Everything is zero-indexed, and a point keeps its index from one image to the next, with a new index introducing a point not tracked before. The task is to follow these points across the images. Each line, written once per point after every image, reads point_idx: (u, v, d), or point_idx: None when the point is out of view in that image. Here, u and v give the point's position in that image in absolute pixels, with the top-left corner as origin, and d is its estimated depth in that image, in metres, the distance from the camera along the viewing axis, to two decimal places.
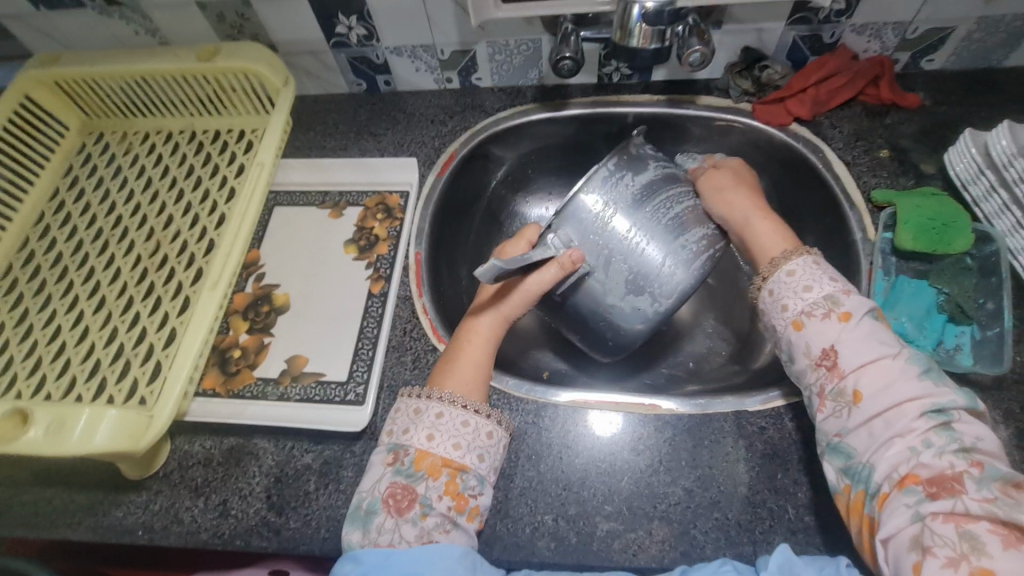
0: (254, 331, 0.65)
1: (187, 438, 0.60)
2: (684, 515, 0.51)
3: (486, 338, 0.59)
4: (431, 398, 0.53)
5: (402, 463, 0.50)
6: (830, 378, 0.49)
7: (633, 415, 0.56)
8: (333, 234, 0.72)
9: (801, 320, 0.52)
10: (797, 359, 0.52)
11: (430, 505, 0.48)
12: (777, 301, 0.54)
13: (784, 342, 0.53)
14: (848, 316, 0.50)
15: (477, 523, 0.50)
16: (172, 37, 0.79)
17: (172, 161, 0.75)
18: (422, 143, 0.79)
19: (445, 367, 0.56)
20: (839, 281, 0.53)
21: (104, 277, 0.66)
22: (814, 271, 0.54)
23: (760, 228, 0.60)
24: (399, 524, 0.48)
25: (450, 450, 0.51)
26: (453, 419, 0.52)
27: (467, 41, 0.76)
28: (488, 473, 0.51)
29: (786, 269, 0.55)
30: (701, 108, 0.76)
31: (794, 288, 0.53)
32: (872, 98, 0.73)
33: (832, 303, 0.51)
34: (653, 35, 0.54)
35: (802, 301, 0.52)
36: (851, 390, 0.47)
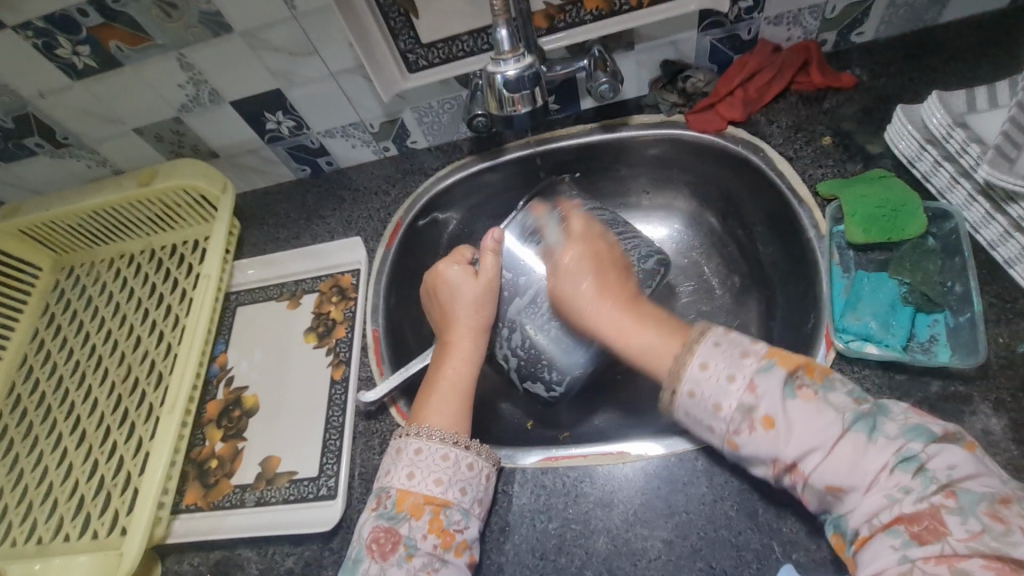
0: (228, 438, 0.66)
1: (175, 558, 0.61)
2: (666, 570, 0.49)
3: (462, 368, 0.60)
4: (410, 434, 0.54)
5: (384, 506, 0.51)
6: (797, 481, 0.44)
7: (602, 468, 0.54)
8: (293, 325, 0.74)
9: (732, 442, 0.46)
10: (756, 470, 0.47)
11: (415, 545, 0.49)
12: (698, 421, 0.48)
13: (737, 461, 0.47)
14: (773, 423, 0.44)
15: (467, 557, 0.50)
16: (121, 163, 0.83)
17: (135, 282, 0.78)
18: (369, 217, 0.80)
19: (422, 404, 0.57)
20: (740, 377, 0.46)
21: (82, 409, 0.68)
22: (710, 373, 0.47)
23: (637, 331, 0.54)
24: (384, 568, 0.48)
25: (431, 487, 0.51)
26: (432, 453, 0.53)
27: (391, 112, 0.77)
28: (471, 505, 0.52)
29: (697, 362, 0.48)
30: (635, 128, 0.75)
31: (705, 406, 0.47)
32: (805, 85, 0.70)
33: (749, 412, 0.45)
34: (521, 97, 0.55)
35: (721, 422, 0.46)
36: (822, 485, 0.43)
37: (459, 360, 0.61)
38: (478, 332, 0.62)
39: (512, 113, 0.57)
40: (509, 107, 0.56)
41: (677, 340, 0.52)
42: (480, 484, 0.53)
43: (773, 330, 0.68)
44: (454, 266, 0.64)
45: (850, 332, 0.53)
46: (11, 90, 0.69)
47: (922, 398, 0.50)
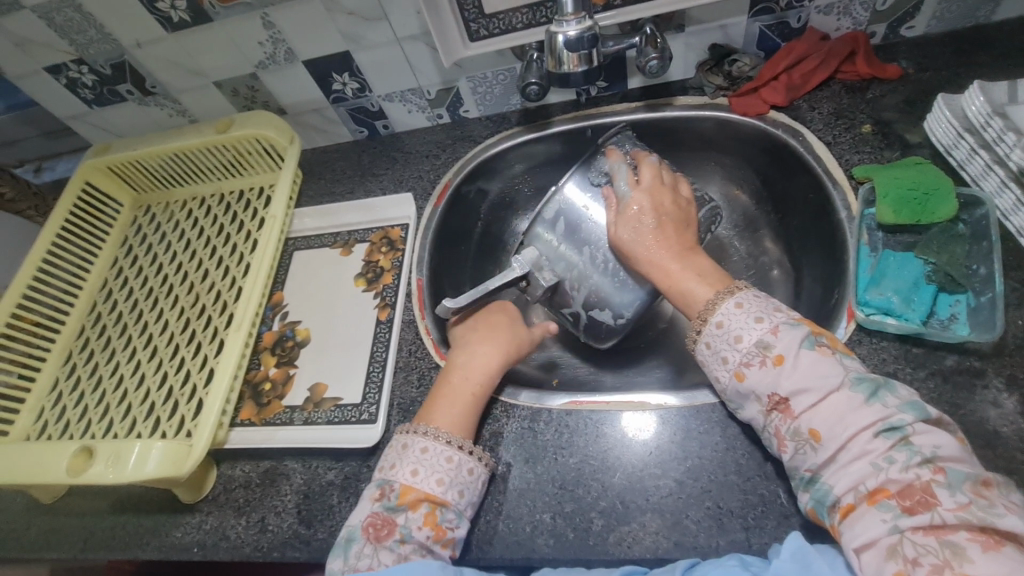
0: (281, 365, 0.73)
1: (230, 464, 0.68)
2: (676, 506, 0.53)
3: (473, 384, 0.60)
4: (418, 432, 0.56)
5: (387, 496, 0.53)
6: (783, 420, 0.48)
7: (623, 413, 0.59)
8: (344, 270, 0.80)
9: (741, 371, 0.50)
10: (748, 406, 0.51)
11: (409, 533, 0.51)
12: (715, 355, 0.53)
13: (735, 394, 0.51)
14: (782, 361, 0.48)
15: (450, 554, 0.53)
16: (199, 114, 0.90)
17: (205, 222, 0.85)
18: (419, 178, 0.86)
19: (434, 400, 0.60)
20: (767, 320, 0.51)
21: (155, 328, 0.76)
22: (742, 312, 0.52)
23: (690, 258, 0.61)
24: (377, 550, 0.50)
25: (433, 486, 0.53)
26: (437, 454, 0.55)
27: (448, 80, 0.82)
28: (465, 508, 0.54)
29: (715, 321, 0.53)
30: (678, 109, 0.78)
31: (726, 337, 0.52)
32: (851, 74, 0.72)
33: (765, 349, 0.50)
34: (580, 57, 0.59)
35: (736, 353, 0.51)
36: (806, 430, 0.46)
37: (477, 369, 0.61)
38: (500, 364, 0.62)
39: (569, 73, 0.61)
40: (567, 66, 0.60)
41: (715, 288, 0.57)
42: (476, 491, 0.55)
43: (798, 308, 0.71)
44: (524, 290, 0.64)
45: (873, 304, 0.56)
46: (113, 39, 0.77)
47: (937, 370, 0.53)
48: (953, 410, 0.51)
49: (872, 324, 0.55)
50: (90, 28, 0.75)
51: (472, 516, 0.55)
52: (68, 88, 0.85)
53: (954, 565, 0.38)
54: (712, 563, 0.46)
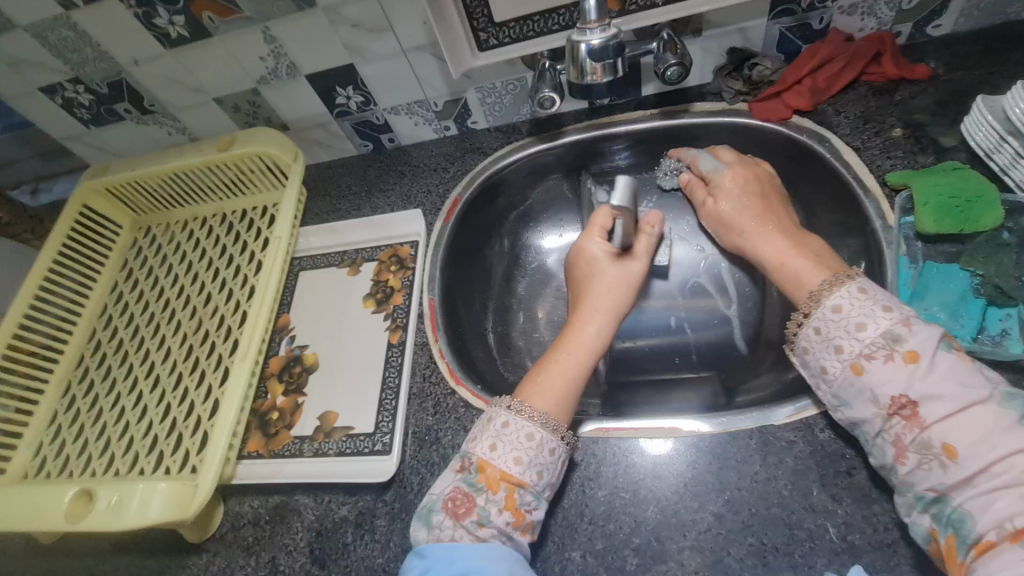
0: (289, 393, 0.70)
1: (237, 500, 0.64)
2: (716, 543, 0.49)
3: (583, 352, 0.60)
4: (509, 407, 0.55)
5: (467, 471, 0.52)
6: (907, 429, 0.45)
7: (652, 441, 0.55)
8: (353, 290, 0.77)
9: (860, 364, 0.47)
10: (858, 405, 0.48)
11: (488, 517, 0.50)
12: (827, 342, 0.50)
13: (846, 386, 0.48)
14: (916, 357, 0.45)
15: (531, 540, 0.51)
16: (199, 131, 0.87)
17: (208, 243, 0.83)
18: (427, 192, 0.83)
19: (534, 380, 0.58)
20: (896, 312, 0.48)
21: (157, 357, 0.73)
22: (866, 297, 0.49)
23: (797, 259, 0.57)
24: (457, 527, 0.50)
25: (511, 464, 0.52)
26: (518, 430, 0.53)
27: (456, 91, 0.79)
28: (543, 490, 0.52)
29: (833, 303, 0.50)
30: (696, 115, 0.75)
31: (845, 325, 0.49)
32: (876, 77, 0.69)
33: (894, 342, 0.46)
34: (604, 67, 0.56)
35: (857, 343, 0.48)
36: (938, 444, 0.43)
37: (593, 333, 0.61)
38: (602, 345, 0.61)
39: (591, 84, 0.58)
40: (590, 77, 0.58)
41: (832, 272, 0.54)
42: (556, 470, 0.53)
43: None
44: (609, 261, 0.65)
45: None
46: (110, 57, 0.74)
47: None
48: None
49: None
50: (86, 46, 0.73)
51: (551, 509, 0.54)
52: (64, 109, 0.82)
53: None
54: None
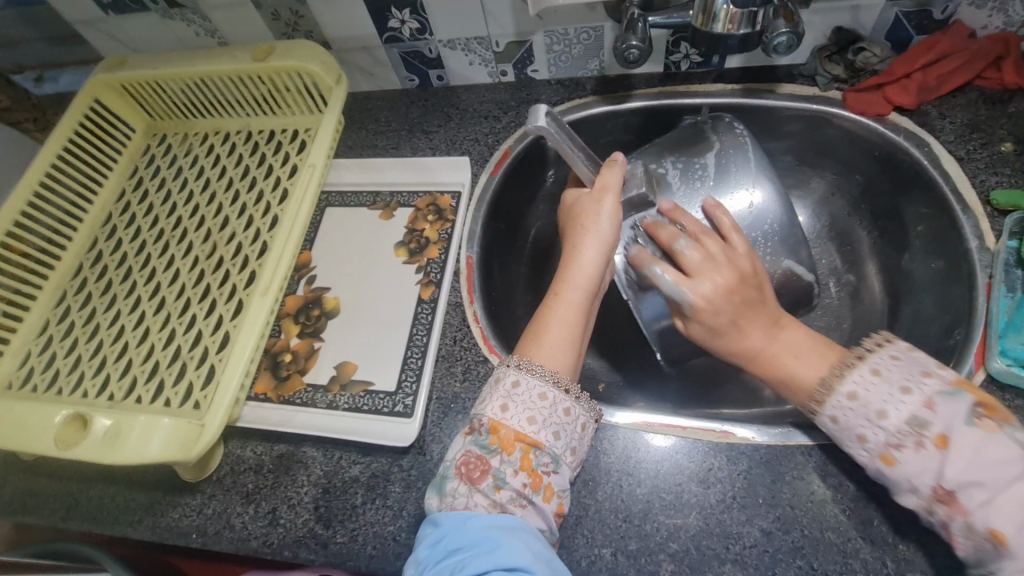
0: (305, 336, 0.64)
1: (239, 443, 0.60)
2: (762, 562, 0.46)
3: (579, 290, 0.55)
4: (508, 365, 0.50)
5: (478, 432, 0.48)
6: (950, 516, 0.41)
7: (702, 443, 0.51)
8: (384, 236, 0.70)
9: (889, 455, 0.43)
10: (898, 493, 0.43)
11: (504, 479, 0.45)
12: (848, 432, 0.45)
13: (878, 476, 0.44)
14: (947, 444, 0.41)
15: (555, 504, 0.46)
16: (230, 37, 0.78)
17: (228, 162, 0.75)
18: (475, 141, 0.76)
19: (532, 334, 0.53)
20: (916, 391, 0.43)
21: (164, 278, 0.67)
22: (882, 381, 0.45)
23: (788, 329, 0.52)
24: (472, 492, 0.45)
25: (524, 424, 0.47)
26: (530, 389, 0.49)
27: (523, 31, 0.71)
28: (563, 451, 0.48)
29: (847, 391, 0.45)
30: (782, 97, 0.68)
31: (865, 413, 0.44)
32: (991, 82, 0.63)
33: (919, 428, 0.42)
34: (739, 19, 0.54)
35: (881, 433, 0.43)
36: (984, 529, 0.39)
37: (584, 267, 0.56)
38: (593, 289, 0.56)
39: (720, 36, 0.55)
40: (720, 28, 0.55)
41: (830, 360, 0.49)
42: (576, 432, 0.49)
43: None
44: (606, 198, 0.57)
45: (1010, 355, 0.49)
46: None
47: None
48: None
49: (1009, 377, 0.49)
50: None
51: (573, 478, 0.50)
52: None
53: None
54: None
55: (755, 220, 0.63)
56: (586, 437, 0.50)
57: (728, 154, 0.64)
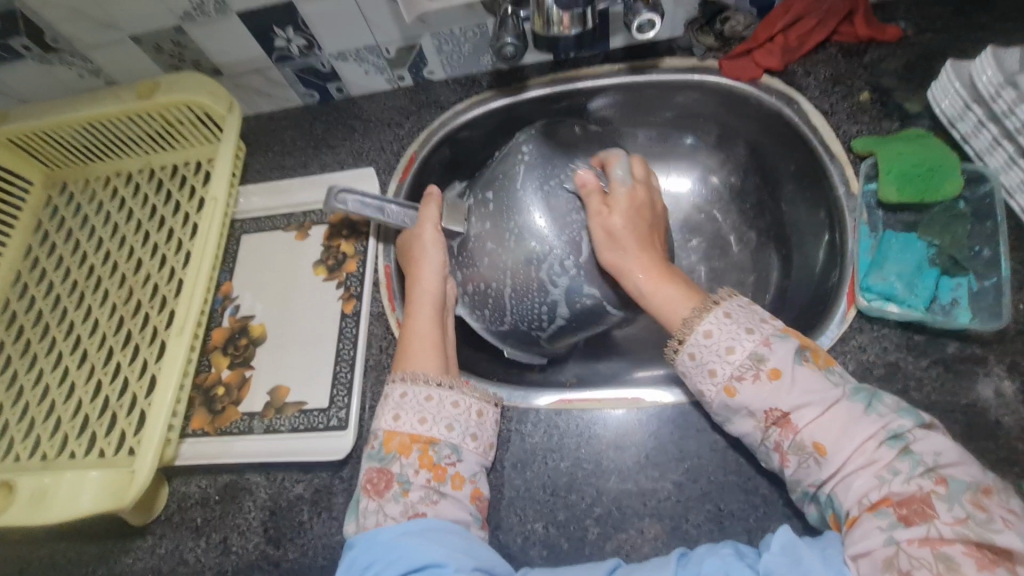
0: (235, 366, 0.65)
1: (183, 480, 0.61)
2: (675, 510, 0.50)
3: (427, 304, 0.60)
4: (394, 381, 0.54)
5: (374, 448, 0.52)
6: (782, 436, 0.45)
7: (615, 411, 0.55)
8: (301, 256, 0.71)
9: (733, 386, 0.47)
10: (739, 423, 0.47)
11: (409, 481, 0.50)
12: (701, 367, 0.48)
13: (723, 408, 0.48)
14: (779, 375, 0.45)
15: (468, 490, 0.51)
16: (117, 75, 0.76)
17: (134, 203, 0.75)
18: (381, 149, 0.77)
19: (402, 351, 0.57)
20: (758, 332, 0.47)
21: (83, 330, 0.67)
22: (731, 321, 0.48)
23: (664, 284, 0.55)
24: (382, 504, 0.49)
25: (417, 425, 0.51)
26: (416, 396, 0.53)
27: (410, 36, 0.72)
28: (461, 440, 0.52)
29: (703, 329, 0.49)
30: (664, 73, 0.71)
31: (716, 349, 0.48)
32: (847, 36, 0.67)
33: (759, 361, 0.46)
34: (573, 17, 0.54)
35: (728, 366, 0.47)
36: (810, 444, 0.44)
37: (430, 282, 0.61)
38: (440, 302, 0.61)
39: (559, 35, 0.56)
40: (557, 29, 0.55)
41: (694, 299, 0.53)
42: (470, 421, 0.53)
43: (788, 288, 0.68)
44: (428, 225, 0.63)
45: (875, 290, 0.53)
46: None
47: (940, 359, 0.51)
48: (953, 400, 0.49)
49: (874, 311, 0.53)
50: None
51: (488, 463, 0.54)
52: None
53: None
54: (709, 551, 0.44)
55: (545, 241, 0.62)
56: (486, 422, 0.54)
57: (515, 177, 0.64)
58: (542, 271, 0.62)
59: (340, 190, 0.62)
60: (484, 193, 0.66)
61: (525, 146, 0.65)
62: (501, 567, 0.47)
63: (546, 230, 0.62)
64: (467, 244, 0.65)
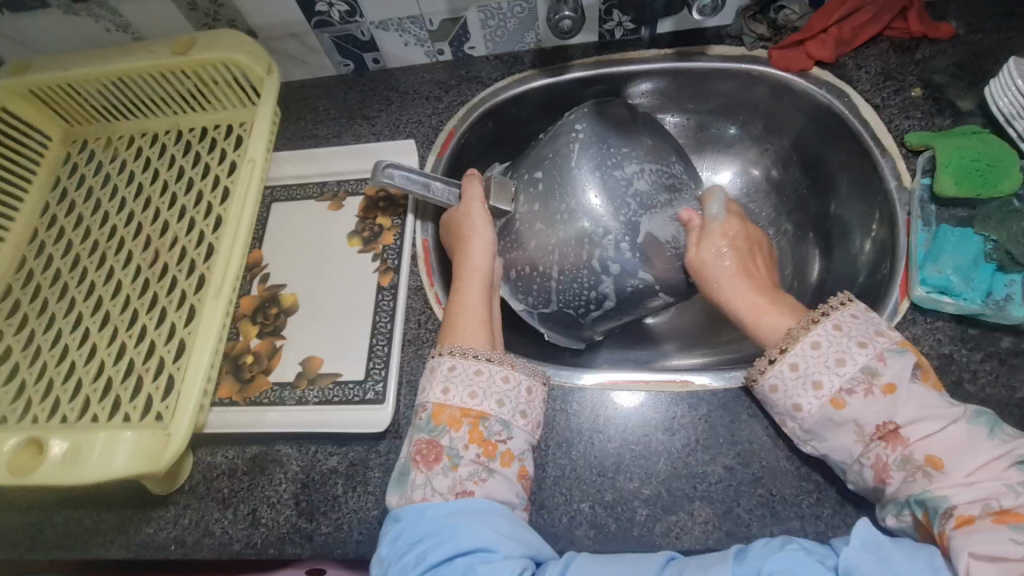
0: (265, 335, 0.63)
1: (209, 450, 0.59)
2: (726, 494, 0.50)
3: (477, 280, 0.60)
4: (442, 354, 0.53)
5: (422, 419, 0.50)
6: (888, 449, 0.43)
7: (663, 394, 0.54)
8: (335, 226, 0.69)
9: (840, 399, 0.45)
10: (837, 436, 0.46)
11: (458, 455, 0.48)
12: (804, 379, 0.46)
13: (822, 423, 0.46)
14: (894, 390, 0.44)
15: (516, 468, 0.49)
16: (146, 31, 0.73)
17: (160, 164, 0.72)
18: (418, 122, 0.75)
19: (449, 325, 0.56)
20: (871, 345, 0.46)
21: (105, 291, 0.64)
22: (841, 335, 0.47)
23: (771, 314, 0.52)
24: (430, 477, 0.47)
25: (468, 400, 0.50)
26: (466, 368, 0.51)
27: (456, 8, 0.69)
28: (511, 416, 0.50)
29: (810, 339, 0.47)
30: (713, 59, 0.70)
31: (825, 361, 0.46)
32: (899, 32, 0.66)
33: (871, 376, 0.45)
34: None
35: (836, 378, 0.45)
36: (922, 457, 0.42)
37: (478, 258, 0.61)
38: (488, 278, 0.61)
39: None
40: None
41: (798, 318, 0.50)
42: (520, 397, 0.51)
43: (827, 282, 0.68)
44: (475, 203, 0.62)
45: (930, 282, 0.54)
46: None
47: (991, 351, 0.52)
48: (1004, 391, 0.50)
49: (929, 303, 0.53)
50: None
51: (534, 442, 0.52)
52: None
53: None
54: (769, 545, 0.41)
55: (597, 220, 0.61)
56: (535, 400, 0.52)
57: (566, 155, 0.64)
58: (594, 251, 0.62)
59: (388, 165, 0.62)
60: (532, 173, 0.66)
61: (578, 125, 0.65)
62: (546, 552, 0.46)
63: (601, 209, 0.62)
64: (512, 224, 0.65)
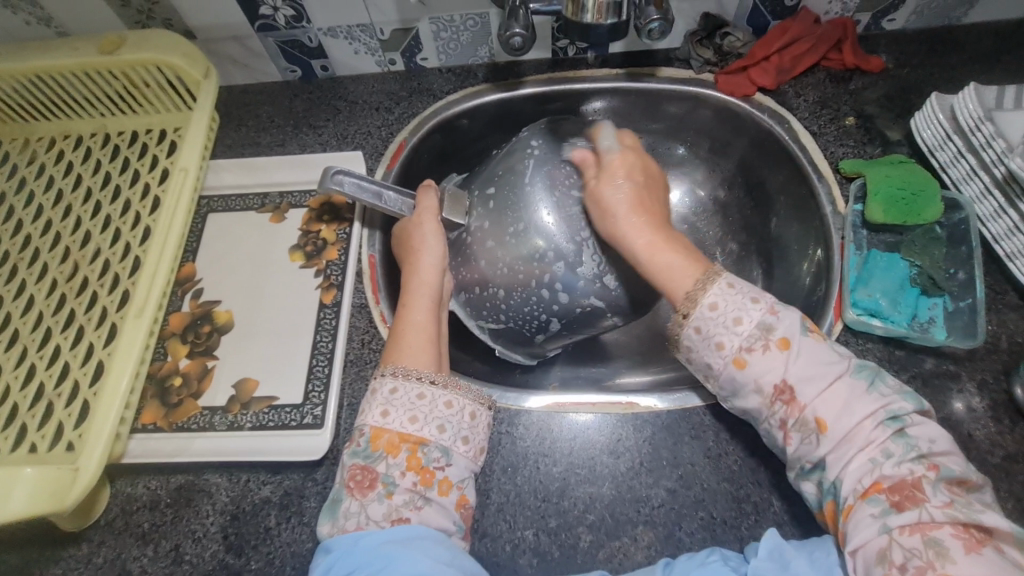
0: (195, 356, 0.59)
1: (128, 480, 0.54)
2: (668, 518, 0.50)
3: (425, 297, 0.58)
4: (383, 374, 0.51)
5: (359, 444, 0.48)
6: (789, 413, 0.46)
7: (608, 416, 0.54)
8: (275, 240, 0.66)
9: (741, 357, 0.47)
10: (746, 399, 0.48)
11: (394, 483, 0.46)
12: (708, 341, 0.48)
13: (728, 380, 0.48)
14: (787, 344, 0.46)
15: (454, 496, 0.48)
16: (70, 25, 0.68)
17: (83, 169, 0.67)
18: (367, 134, 0.73)
19: (393, 346, 0.54)
20: (763, 302, 0.48)
21: (14, 307, 0.59)
22: (736, 292, 0.49)
23: (663, 252, 0.54)
24: (365, 505, 0.45)
25: (406, 424, 0.48)
26: (408, 391, 0.50)
27: (407, 19, 0.68)
28: (451, 443, 0.49)
29: (709, 301, 0.49)
30: (663, 81, 0.71)
31: (724, 321, 0.48)
32: (835, 63, 0.69)
33: (767, 331, 0.47)
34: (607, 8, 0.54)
35: (737, 337, 0.47)
36: (812, 419, 0.45)
37: (426, 273, 0.59)
38: (437, 296, 0.59)
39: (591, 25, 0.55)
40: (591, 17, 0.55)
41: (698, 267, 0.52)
42: (462, 422, 0.50)
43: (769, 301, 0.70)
44: (426, 219, 0.61)
45: (862, 305, 0.57)
46: None
47: (915, 372, 0.54)
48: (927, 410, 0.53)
49: (861, 325, 0.56)
50: None
51: (476, 469, 0.51)
52: None
53: (937, 566, 0.38)
54: (692, 560, 0.45)
55: (552, 236, 0.60)
56: (478, 424, 0.51)
57: (522, 172, 0.63)
58: (547, 273, 0.61)
59: (337, 172, 0.60)
60: (484, 190, 0.65)
61: (534, 141, 0.65)
62: None
63: (556, 228, 0.60)
64: (465, 238, 0.64)
